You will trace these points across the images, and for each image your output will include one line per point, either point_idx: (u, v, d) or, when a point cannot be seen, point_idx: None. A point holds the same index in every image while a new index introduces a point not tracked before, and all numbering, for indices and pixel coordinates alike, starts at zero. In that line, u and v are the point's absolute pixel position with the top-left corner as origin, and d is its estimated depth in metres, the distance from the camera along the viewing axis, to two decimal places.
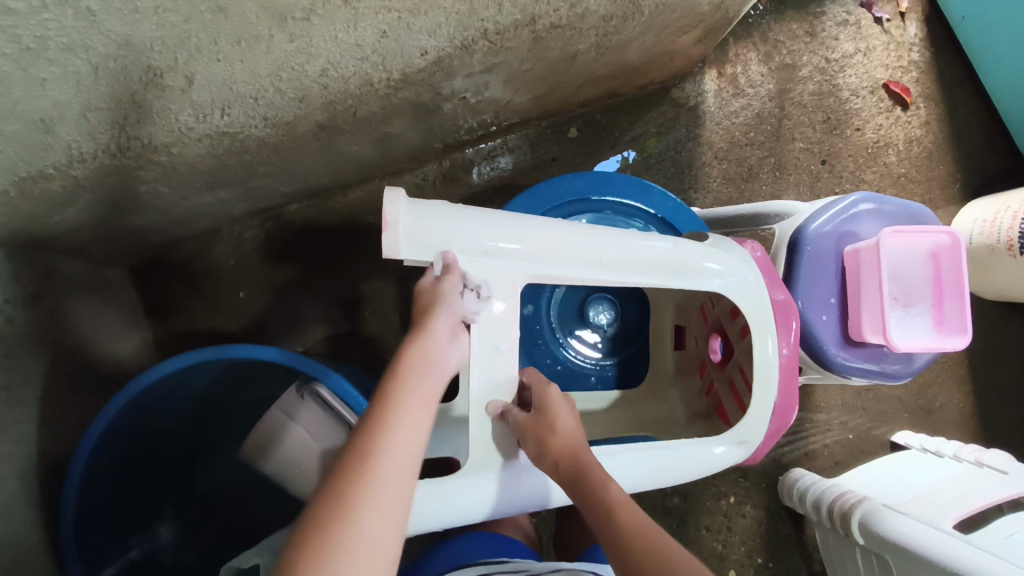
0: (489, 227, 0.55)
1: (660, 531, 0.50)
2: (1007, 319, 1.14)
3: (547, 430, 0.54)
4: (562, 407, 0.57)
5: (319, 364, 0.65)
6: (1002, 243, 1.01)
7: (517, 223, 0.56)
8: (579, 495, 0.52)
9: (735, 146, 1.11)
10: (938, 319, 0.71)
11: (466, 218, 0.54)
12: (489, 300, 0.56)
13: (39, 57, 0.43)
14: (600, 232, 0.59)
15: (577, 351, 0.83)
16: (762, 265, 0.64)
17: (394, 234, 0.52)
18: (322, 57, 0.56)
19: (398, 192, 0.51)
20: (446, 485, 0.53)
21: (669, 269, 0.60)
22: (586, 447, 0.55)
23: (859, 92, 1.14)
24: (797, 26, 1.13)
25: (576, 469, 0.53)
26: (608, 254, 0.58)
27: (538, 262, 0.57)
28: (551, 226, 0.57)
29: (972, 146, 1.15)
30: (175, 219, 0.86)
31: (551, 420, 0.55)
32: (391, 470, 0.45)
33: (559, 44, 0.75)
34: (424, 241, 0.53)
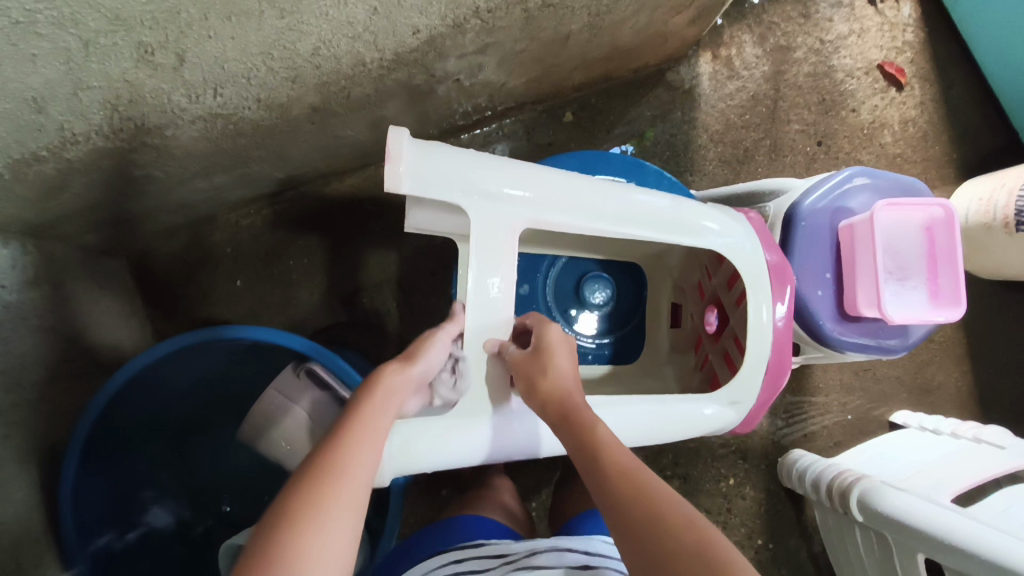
0: (492, 174, 0.55)
1: (648, 472, 0.48)
2: (1003, 298, 1.14)
3: (538, 372, 0.54)
4: (561, 349, 0.57)
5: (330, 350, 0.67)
6: (999, 221, 1.01)
7: (520, 170, 0.56)
8: (568, 435, 0.51)
9: (731, 128, 1.11)
10: (934, 291, 0.71)
11: (470, 162, 0.54)
12: (488, 247, 0.56)
13: (28, 31, 0.43)
14: (599, 184, 0.59)
15: (574, 329, 0.83)
16: (758, 226, 0.65)
17: (395, 169, 0.51)
18: (314, 35, 0.56)
19: (402, 129, 0.51)
20: (439, 436, 0.54)
21: (667, 225, 0.61)
22: (579, 388, 0.54)
23: (854, 73, 1.14)
24: (791, 7, 1.13)
25: (564, 411, 0.52)
26: (609, 207, 0.59)
27: (538, 211, 0.57)
28: (554, 176, 0.57)
29: (968, 125, 1.15)
30: (170, 205, 0.86)
31: (546, 361, 0.55)
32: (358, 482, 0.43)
33: (552, 23, 0.75)
34: (427, 179, 0.52)
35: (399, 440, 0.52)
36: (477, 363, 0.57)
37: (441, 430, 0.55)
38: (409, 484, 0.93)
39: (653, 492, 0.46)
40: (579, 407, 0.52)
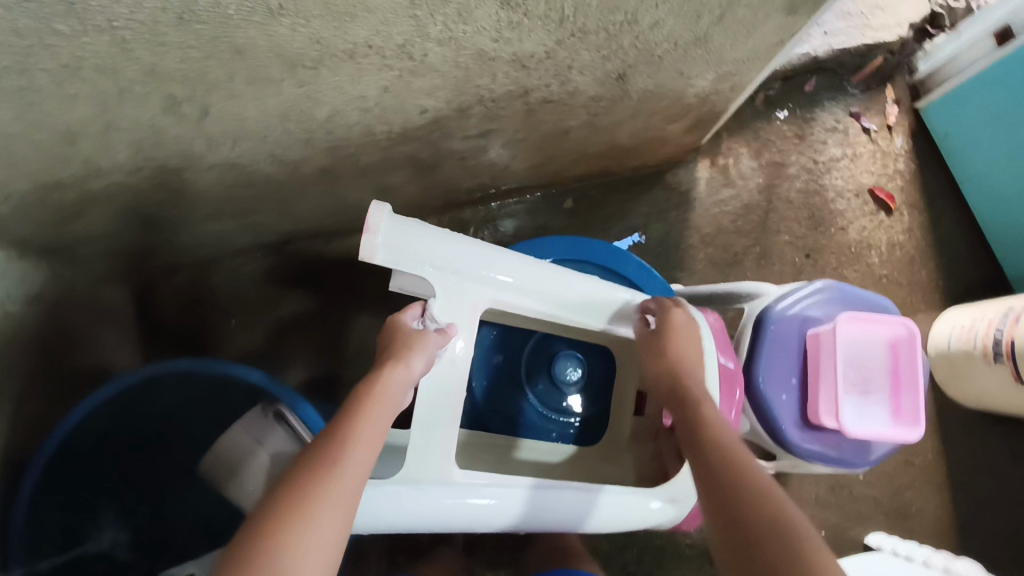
0: (463, 254, 0.59)
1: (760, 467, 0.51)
2: (986, 428, 1.13)
3: (660, 348, 0.63)
4: (683, 333, 0.63)
5: (294, 394, 0.71)
6: (979, 349, 1.02)
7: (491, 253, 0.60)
8: (682, 417, 0.58)
9: (723, 232, 1.16)
10: (897, 408, 0.72)
11: (444, 241, 0.58)
12: (451, 320, 0.60)
13: (74, 75, 0.49)
14: (564, 273, 0.63)
15: (542, 404, 0.85)
16: (718, 331, 0.69)
17: (371, 242, 0.54)
18: (328, 104, 0.63)
19: (383, 207, 0.54)
20: (381, 496, 0.54)
21: (621, 318, 0.66)
22: (699, 387, 0.60)
23: (844, 194, 1.20)
24: (788, 128, 1.20)
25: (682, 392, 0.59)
26: (568, 294, 0.63)
27: (502, 293, 0.61)
28: (522, 262, 0.61)
29: (954, 255, 1.19)
30: (180, 243, 0.91)
31: (665, 342, 0.63)
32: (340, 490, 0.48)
33: (552, 117, 0.81)
34: (399, 253, 0.56)
35: None
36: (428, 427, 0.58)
37: (385, 490, 0.54)
38: (366, 546, 0.92)
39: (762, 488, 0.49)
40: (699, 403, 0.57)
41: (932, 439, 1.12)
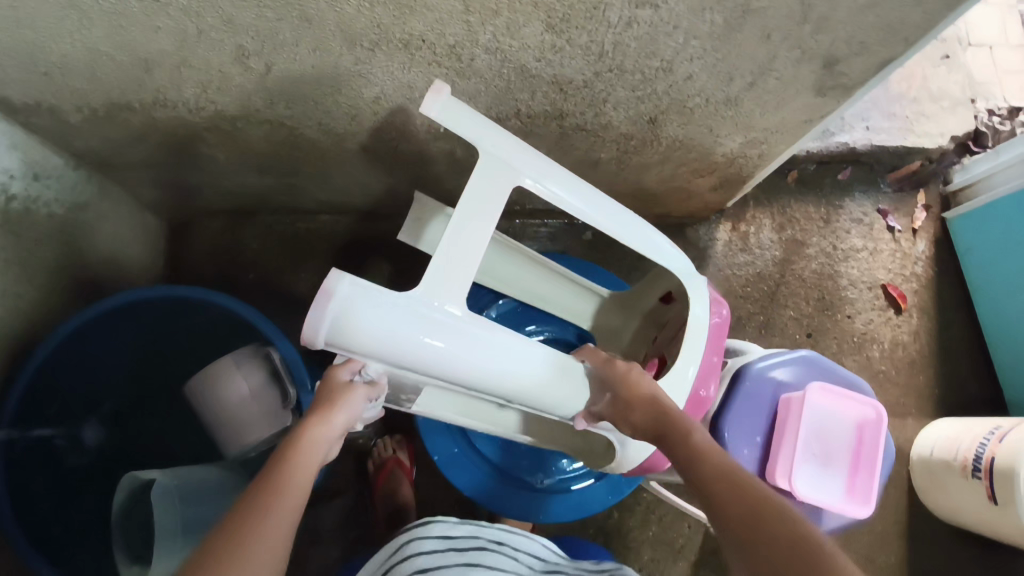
0: (422, 338, 0.54)
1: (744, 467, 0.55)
2: (956, 545, 1.11)
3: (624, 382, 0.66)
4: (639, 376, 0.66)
5: (280, 331, 0.77)
6: (959, 462, 1.02)
7: (489, 218, 0.59)
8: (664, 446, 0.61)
9: (730, 294, 1.19)
10: (852, 487, 0.74)
11: (403, 323, 0.53)
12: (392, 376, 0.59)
13: (162, 9, 0.55)
14: (522, 365, 0.60)
15: None
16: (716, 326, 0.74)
17: (321, 308, 0.49)
18: (377, 86, 0.69)
19: (340, 278, 0.49)
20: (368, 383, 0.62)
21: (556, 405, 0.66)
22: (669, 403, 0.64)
23: (857, 284, 1.21)
24: (814, 210, 1.23)
25: (655, 418, 0.63)
26: (515, 387, 0.61)
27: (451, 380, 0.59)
28: (476, 330, 0.57)
29: (955, 367, 1.19)
30: (221, 189, 0.98)
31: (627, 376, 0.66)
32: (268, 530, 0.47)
33: (584, 146, 0.87)
34: (349, 335, 0.51)
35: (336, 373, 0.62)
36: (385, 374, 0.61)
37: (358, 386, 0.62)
38: None
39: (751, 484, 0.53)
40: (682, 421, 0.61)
41: (898, 544, 1.11)
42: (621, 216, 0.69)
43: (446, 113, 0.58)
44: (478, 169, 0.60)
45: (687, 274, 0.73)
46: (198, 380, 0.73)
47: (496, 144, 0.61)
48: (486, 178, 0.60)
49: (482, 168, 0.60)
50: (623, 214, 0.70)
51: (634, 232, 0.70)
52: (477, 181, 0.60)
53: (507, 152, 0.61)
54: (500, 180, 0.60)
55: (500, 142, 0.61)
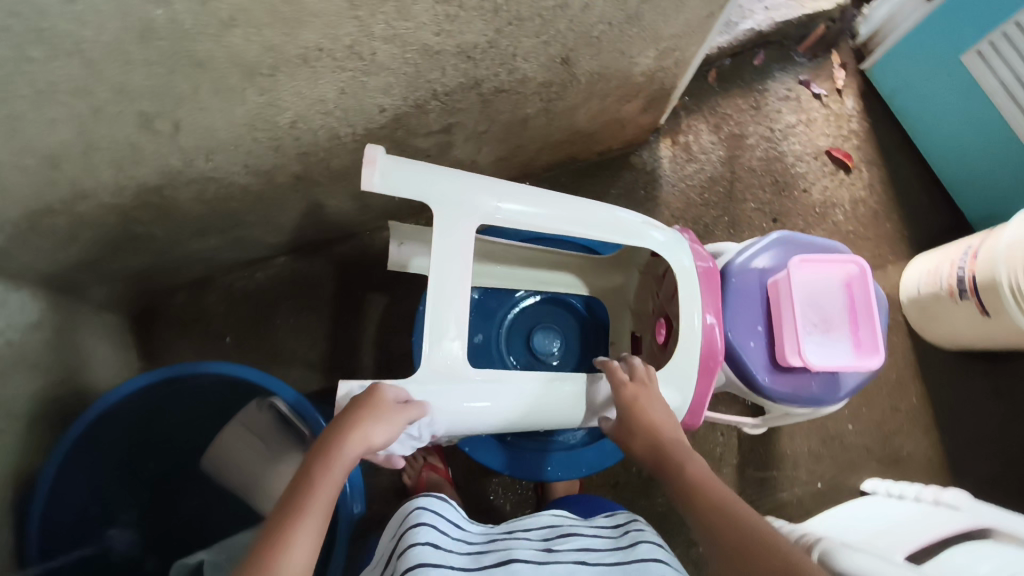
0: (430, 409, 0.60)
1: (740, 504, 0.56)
2: (967, 367, 1.16)
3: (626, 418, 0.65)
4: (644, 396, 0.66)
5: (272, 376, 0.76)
6: (946, 290, 1.06)
7: (461, 264, 0.62)
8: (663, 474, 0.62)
9: (691, 206, 1.21)
10: (857, 342, 0.76)
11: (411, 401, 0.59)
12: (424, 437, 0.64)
13: (50, 99, 0.53)
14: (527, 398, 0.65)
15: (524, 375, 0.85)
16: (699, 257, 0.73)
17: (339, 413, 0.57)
18: (290, 110, 0.68)
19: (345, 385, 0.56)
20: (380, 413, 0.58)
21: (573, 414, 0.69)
22: (669, 431, 0.64)
23: (804, 158, 1.24)
24: (742, 101, 1.26)
25: (658, 449, 0.63)
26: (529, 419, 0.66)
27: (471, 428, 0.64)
28: (483, 383, 0.62)
29: (915, 205, 1.23)
30: (169, 263, 0.96)
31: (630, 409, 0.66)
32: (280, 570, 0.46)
33: (508, 106, 0.87)
34: None
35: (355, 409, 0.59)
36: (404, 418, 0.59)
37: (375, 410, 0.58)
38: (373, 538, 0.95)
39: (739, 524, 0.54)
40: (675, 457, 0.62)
41: (915, 384, 1.15)
42: (592, 209, 0.68)
43: (387, 180, 0.60)
44: (436, 224, 0.61)
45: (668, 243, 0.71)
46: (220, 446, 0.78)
47: (445, 187, 0.62)
48: (447, 227, 0.62)
49: (439, 221, 0.62)
50: (592, 206, 0.68)
51: (608, 222, 0.68)
52: (440, 234, 0.62)
53: (458, 193, 0.62)
54: (458, 224, 0.62)
55: (450, 184, 0.63)
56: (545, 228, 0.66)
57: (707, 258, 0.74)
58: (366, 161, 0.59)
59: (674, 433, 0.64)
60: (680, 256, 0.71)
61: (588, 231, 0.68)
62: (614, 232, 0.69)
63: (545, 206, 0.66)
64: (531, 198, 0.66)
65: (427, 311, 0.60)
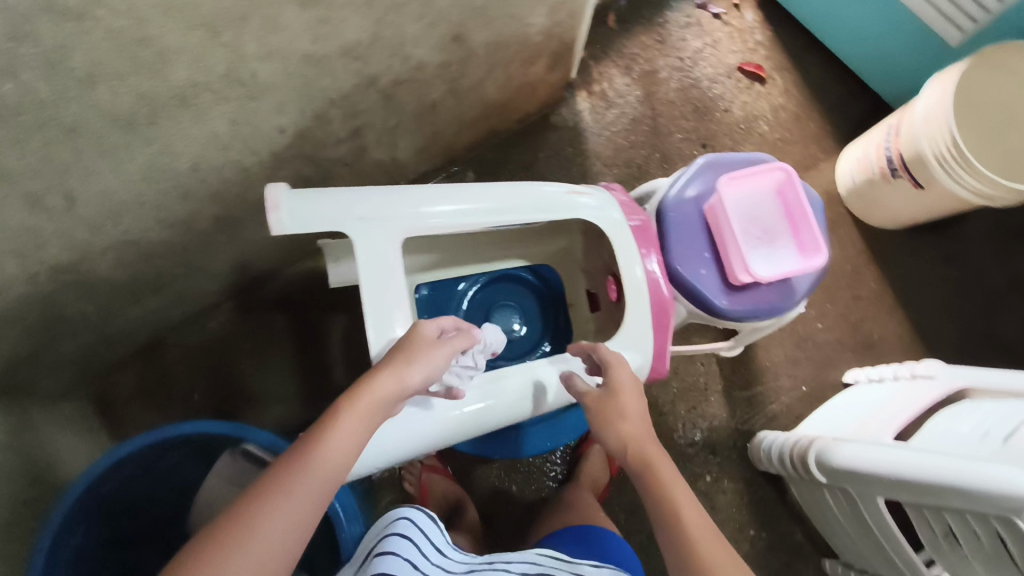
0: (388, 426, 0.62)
1: (718, 539, 0.56)
2: (915, 241, 1.20)
3: (615, 416, 0.64)
4: (631, 392, 0.66)
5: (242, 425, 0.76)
6: (877, 172, 1.08)
7: (392, 283, 0.61)
8: (639, 481, 0.61)
9: (620, 151, 1.21)
10: (801, 244, 0.77)
11: None
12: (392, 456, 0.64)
13: None
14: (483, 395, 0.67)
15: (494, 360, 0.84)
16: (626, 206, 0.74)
17: None
18: (186, 154, 0.66)
19: None
20: None
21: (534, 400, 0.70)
22: (653, 440, 0.63)
23: (718, 78, 1.25)
24: (647, 37, 1.25)
25: (641, 458, 0.62)
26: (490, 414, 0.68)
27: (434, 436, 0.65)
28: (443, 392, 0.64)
29: (833, 99, 1.25)
30: (112, 337, 0.92)
31: (620, 407, 0.64)
32: (313, 484, 0.50)
33: (412, 97, 0.85)
34: None
35: None
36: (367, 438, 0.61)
37: None
38: None
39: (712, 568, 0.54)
40: (665, 477, 0.60)
41: (871, 269, 1.18)
42: (511, 193, 0.67)
43: (298, 214, 0.57)
44: (356, 249, 0.60)
45: (595, 209, 0.71)
46: (213, 480, 0.80)
47: (359, 208, 0.60)
48: (369, 249, 0.61)
49: (359, 245, 0.60)
50: (511, 189, 0.67)
51: (532, 202, 0.68)
52: (365, 258, 0.60)
53: (372, 212, 0.61)
54: (379, 243, 0.61)
55: (366, 202, 0.61)
56: (470, 224, 0.66)
57: (637, 214, 0.74)
58: (270, 204, 0.57)
59: (657, 444, 0.63)
60: (609, 220, 0.72)
61: (513, 216, 0.67)
62: (540, 210, 0.68)
63: (466, 200, 0.65)
64: (448, 198, 0.65)
65: (369, 336, 0.59)
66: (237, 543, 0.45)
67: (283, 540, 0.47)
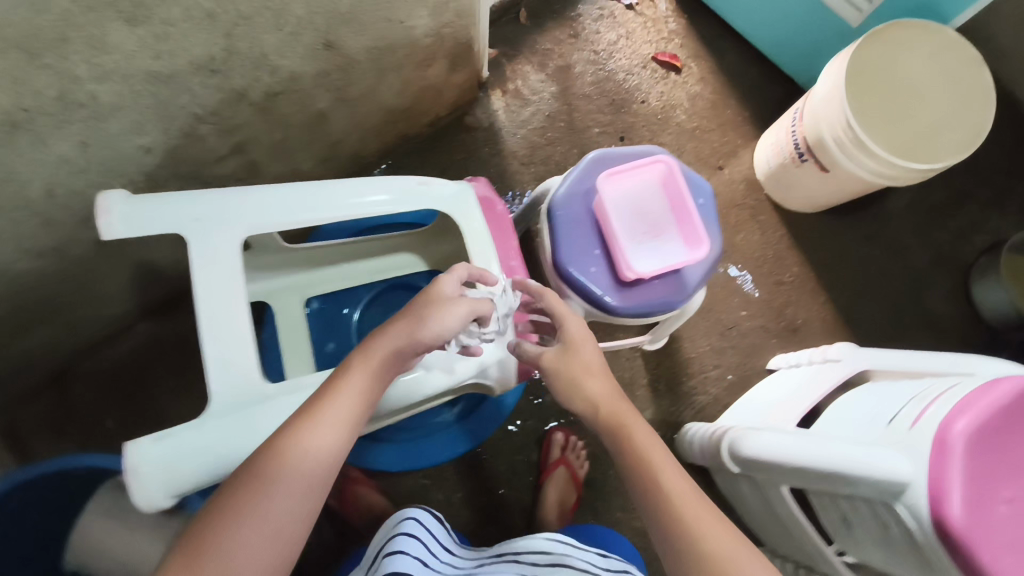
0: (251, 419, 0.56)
1: (688, 490, 0.58)
2: (835, 224, 1.20)
3: (581, 373, 0.66)
4: (586, 346, 0.67)
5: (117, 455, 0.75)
6: (787, 157, 1.07)
7: (231, 284, 0.59)
8: (609, 438, 0.63)
9: (537, 149, 1.20)
10: (685, 235, 0.77)
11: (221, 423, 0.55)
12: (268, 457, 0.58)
13: None
14: None
15: None
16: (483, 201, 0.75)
17: (142, 480, 0.52)
18: (38, 179, 0.65)
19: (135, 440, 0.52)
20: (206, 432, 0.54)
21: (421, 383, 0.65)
22: (617, 399, 0.65)
23: (633, 70, 1.24)
24: (560, 32, 1.24)
25: (613, 417, 0.63)
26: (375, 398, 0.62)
27: None
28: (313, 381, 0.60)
29: (750, 85, 1.25)
30: (9, 368, 0.90)
31: (583, 364, 0.66)
32: (311, 457, 0.51)
33: (295, 107, 0.84)
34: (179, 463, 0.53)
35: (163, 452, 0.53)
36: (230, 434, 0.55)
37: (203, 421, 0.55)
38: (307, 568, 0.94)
39: (687, 519, 0.55)
40: (636, 431, 0.61)
41: (792, 254, 1.18)
42: (362, 184, 0.65)
43: (126, 217, 0.56)
44: (191, 248, 0.58)
45: (453, 196, 0.70)
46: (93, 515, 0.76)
47: (194, 209, 0.59)
48: (207, 249, 0.59)
49: (195, 247, 0.58)
50: (361, 181, 0.66)
51: (385, 192, 0.66)
52: (200, 259, 0.58)
53: (208, 211, 0.59)
54: (216, 243, 0.59)
55: (201, 201, 0.59)
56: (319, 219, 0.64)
57: (500, 203, 0.78)
58: (98, 210, 0.55)
59: (625, 402, 0.65)
60: (468, 208, 0.71)
61: (365, 207, 0.65)
62: (394, 200, 0.67)
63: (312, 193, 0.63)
64: (294, 192, 0.63)
65: (206, 341, 0.57)
66: (282, 470, 0.50)
67: (282, 515, 0.49)
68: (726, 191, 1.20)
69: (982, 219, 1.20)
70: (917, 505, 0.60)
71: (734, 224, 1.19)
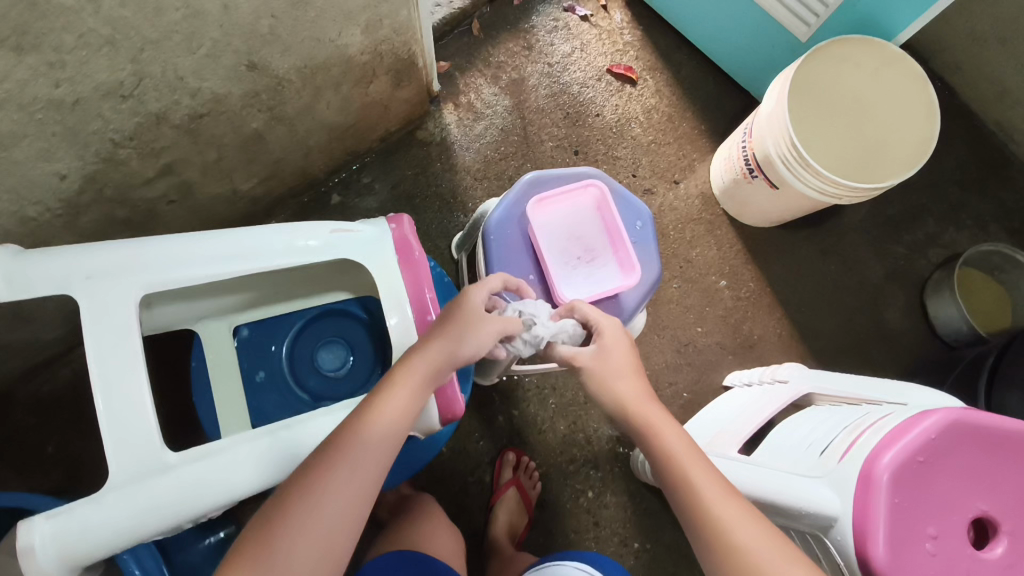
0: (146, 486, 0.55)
1: (709, 472, 0.58)
2: (792, 238, 1.19)
3: (608, 374, 0.67)
4: (619, 349, 0.68)
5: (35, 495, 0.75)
6: (740, 173, 1.06)
7: (123, 341, 0.58)
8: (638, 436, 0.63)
9: (491, 164, 1.18)
10: (621, 262, 0.78)
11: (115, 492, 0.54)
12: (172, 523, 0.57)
13: None
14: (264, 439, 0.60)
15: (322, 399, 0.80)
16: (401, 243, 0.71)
17: (33, 560, 0.51)
18: None
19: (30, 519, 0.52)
20: (103, 503, 0.54)
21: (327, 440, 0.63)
22: (648, 401, 0.65)
23: (588, 83, 1.22)
24: (513, 44, 1.22)
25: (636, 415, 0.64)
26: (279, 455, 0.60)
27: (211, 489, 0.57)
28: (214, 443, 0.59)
29: (706, 97, 1.23)
30: None
31: (610, 365, 0.67)
32: (374, 435, 0.56)
33: (225, 128, 0.82)
34: (70, 536, 0.53)
35: (56, 528, 0.52)
36: (127, 503, 0.54)
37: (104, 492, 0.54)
38: None
39: (702, 503, 0.56)
40: (657, 423, 0.62)
41: (749, 269, 1.17)
42: (264, 233, 0.65)
43: (14, 279, 0.56)
44: (81, 307, 0.58)
45: (363, 241, 0.70)
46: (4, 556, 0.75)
47: (85, 266, 0.58)
48: (99, 307, 0.58)
49: (84, 305, 0.58)
50: (263, 229, 0.65)
51: (288, 240, 0.66)
52: (92, 317, 0.58)
53: (99, 267, 0.59)
54: (107, 300, 0.58)
55: (93, 256, 0.59)
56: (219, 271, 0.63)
57: (414, 249, 0.71)
58: None
59: (656, 405, 0.65)
60: (379, 254, 0.70)
61: (268, 257, 0.65)
62: (299, 249, 0.66)
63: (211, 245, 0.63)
64: (192, 243, 0.62)
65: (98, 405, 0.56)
66: (351, 443, 0.55)
67: (351, 486, 0.53)
68: (682, 206, 1.19)
69: (938, 232, 1.20)
70: (845, 540, 0.59)
71: (690, 238, 1.17)
